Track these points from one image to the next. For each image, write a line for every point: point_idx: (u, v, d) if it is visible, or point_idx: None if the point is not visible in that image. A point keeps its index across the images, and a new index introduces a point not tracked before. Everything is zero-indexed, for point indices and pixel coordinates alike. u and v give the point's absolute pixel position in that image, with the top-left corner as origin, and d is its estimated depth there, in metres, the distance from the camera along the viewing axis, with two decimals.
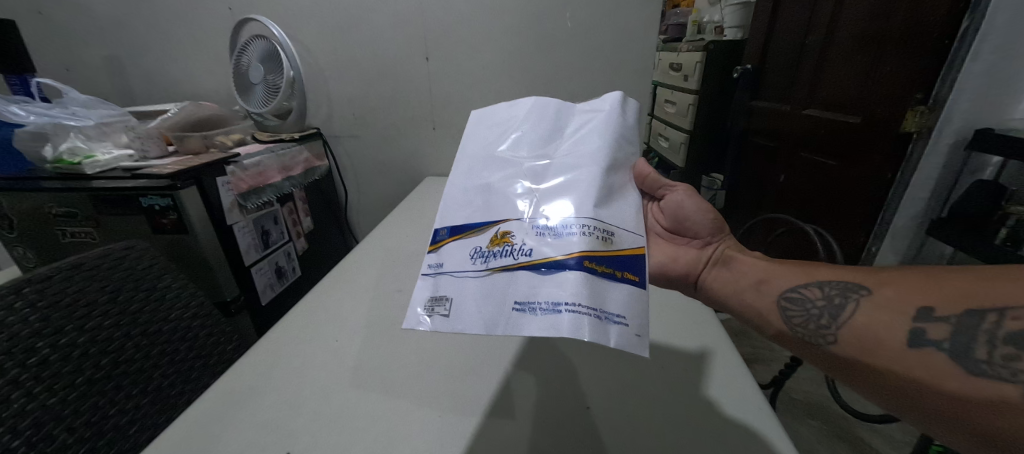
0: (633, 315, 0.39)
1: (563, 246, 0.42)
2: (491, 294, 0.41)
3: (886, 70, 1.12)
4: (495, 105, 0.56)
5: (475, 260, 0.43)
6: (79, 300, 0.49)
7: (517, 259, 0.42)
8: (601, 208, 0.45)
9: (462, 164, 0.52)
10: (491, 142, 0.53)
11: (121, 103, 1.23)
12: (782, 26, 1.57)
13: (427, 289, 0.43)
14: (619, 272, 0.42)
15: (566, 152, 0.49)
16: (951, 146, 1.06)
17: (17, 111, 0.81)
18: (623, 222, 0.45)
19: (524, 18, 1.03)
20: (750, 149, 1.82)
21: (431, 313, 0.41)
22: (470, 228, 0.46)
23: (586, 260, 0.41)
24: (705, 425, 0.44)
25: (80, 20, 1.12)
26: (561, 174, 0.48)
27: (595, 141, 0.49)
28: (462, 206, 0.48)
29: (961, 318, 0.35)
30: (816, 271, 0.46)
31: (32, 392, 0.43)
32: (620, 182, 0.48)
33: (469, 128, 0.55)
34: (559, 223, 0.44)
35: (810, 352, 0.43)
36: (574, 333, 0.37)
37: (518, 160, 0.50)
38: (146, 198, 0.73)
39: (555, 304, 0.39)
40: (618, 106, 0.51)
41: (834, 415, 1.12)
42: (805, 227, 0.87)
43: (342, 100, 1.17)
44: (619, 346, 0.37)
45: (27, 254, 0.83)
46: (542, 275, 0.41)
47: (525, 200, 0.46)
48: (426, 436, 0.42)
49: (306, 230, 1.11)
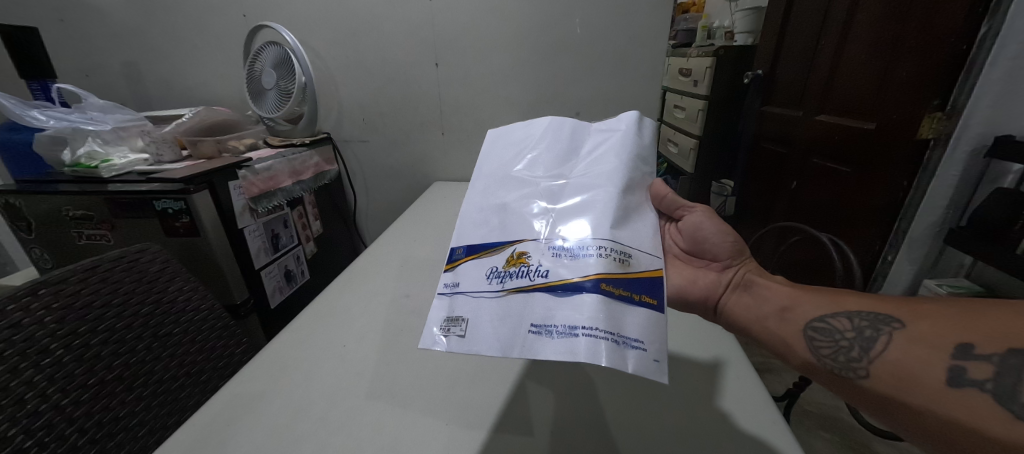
0: (651, 340, 0.39)
1: (579, 267, 0.42)
2: (508, 316, 0.41)
3: (903, 76, 1.10)
4: (510, 125, 0.56)
5: (491, 280, 0.43)
6: (93, 302, 0.50)
7: (533, 280, 0.42)
8: (618, 229, 0.45)
9: (478, 183, 0.52)
10: (507, 162, 0.52)
11: (137, 107, 1.25)
12: (795, 31, 1.55)
13: (442, 309, 0.42)
14: (637, 295, 0.41)
15: (582, 172, 0.49)
16: (970, 154, 1.01)
17: (37, 115, 0.85)
18: (640, 243, 0.45)
19: (534, 24, 1.04)
20: (761, 155, 1.80)
21: (447, 334, 0.40)
22: (485, 249, 0.45)
23: (602, 282, 0.41)
24: (719, 438, 0.43)
25: (100, 27, 1.15)
26: (578, 194, 0.47)
27: (611, 161, 0.49)
28: (477, 226, 0.48)
29: (1005, 358, 0.34)
30: (843, 299, 0.45)
31: (46, 393, 0.43)
32: (636, 202, 0.47)
33: (485, 148, 0.55)
34: (575, 244, 0.44)
35: (840, 384, 0.42)
36: (591, 358, 0.37)
37: (534, 180, 0.49)
38: (160, 201, 0.74)
39: (571, 327, 0.39)
40: (634, 126, 0.51)
41: (850, 429, 1.10)
42: (819, 237, 0.85)
43: (353, 105, 1.18)
44: (637, 372, 0.37)
45: (44, 256, 0.85)
46: (559, 297, 0.41)
47: (541, 220, 0.46)
48: (437, 441, 0.42)
49: (315, 234, 1.12)
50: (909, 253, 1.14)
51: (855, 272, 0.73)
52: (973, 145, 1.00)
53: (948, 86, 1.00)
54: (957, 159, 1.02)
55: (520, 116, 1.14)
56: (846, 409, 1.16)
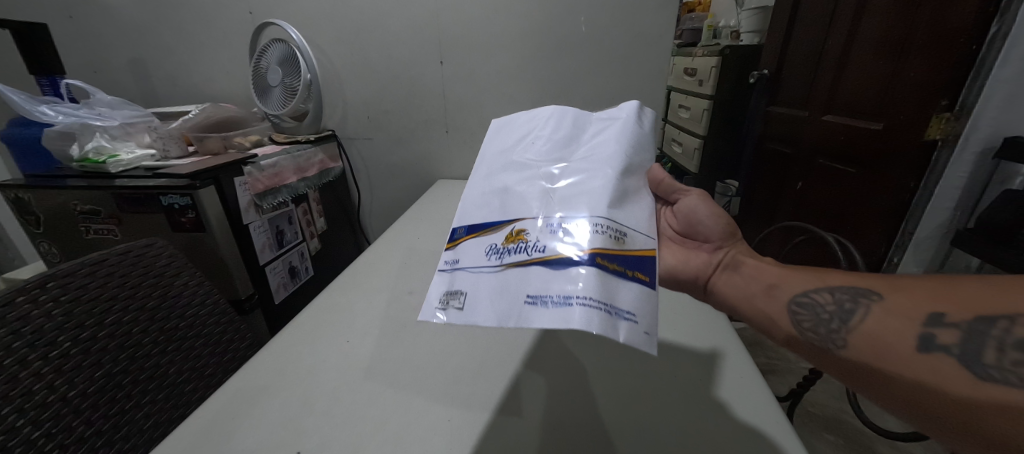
0: (642, 313, 0.39)
1: (575, 243, 0.42)
2: (504, 289, 0.41)
3: (911, 76, 1.10)
4: (514, 115, 0.57)
5: (490, 256, 0.43)
6: (99, 295, 0.50)
7: (530, 254, 0.42)
8: (615, 210, 0.44)
9: (479, 169, 0.52)
10: (508, 148, 0.53)
11: (144, 104, 1.26)
12: (801, 29, 1.54)
13: (443, 284, 0.43)
14: (630, 270, 0.41)
15: (582, 156, 0.49)
16: (977, 155, 1.03)
17: (46, 111, 0.86)
18: (636, 224, 0.44)
19: (539, 22, 1.03)
20: (765, 156, 1.78)
21: (445, 307, 0.41)
22: (487, 228, 0.46)
23: (598, 257, 0.40)
24: (726, 432, 0.42)
25: (107, 24, 1.16)
26: (577, 175, 0.47)
27: (611, 146, 0.49)
28: (479, 207, 0.48)
29: (974, 324, 0.35)
30: (825, 275, 0.45)
31: (54, 385, 0.44)
32: (634, 186, 0.47)
33: (488, 136, 0.56)
34: (573, 220, 0.43)
35: (819, 356, 0.42)
36: (583, 326, 0.36)
37: (534, 163, 0.50)
38: (167, 197, 0.75)
39: (566, 297, 0.38)
40: (635, 114, 0.51)
41: (854, 431, 1.09)
42: (826, 237, 0.84)
43: (357, 103, 1.18)
44: (628, 343, 0.36)
45: (52, 250, 0.86)
46: (555, 270, 0.40)
47: (540, 200, 0.46)
48: (439, 440, 0.42)
49: (319, 231, 1.12)
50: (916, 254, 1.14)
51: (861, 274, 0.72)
52: (982, 146, 1.02)
53: (957, 85, 1.00)
54: (966, 160, 1.04)
55: None
56: (851, 411, 1.16)
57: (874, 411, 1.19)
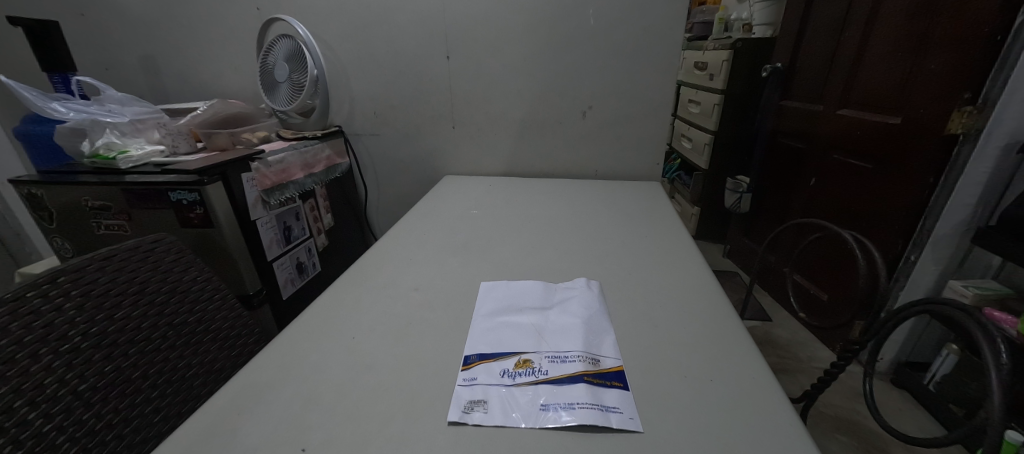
0: (628, 406, 0.44)
1: (567, 368, 0.49)
2: (518, 403, 0.44)
3: (932, 68, 1.07)
4: (499, 281, 0.66)
5: (504, 376, 0.48)
6: (110, 290, 0.51)
7: (537, 376, 0.48)
8: (590, 342, 0.52)
9: (480, 307, 0.60)
10: (501, 304, 0.60)
11: (154, 101, 1.27)
12: (816, 19, 1.49)
13: (465, 393, 0.46)
14: (608, 381, 0.47)
15: (561, 312, 0.58)
16: (1002, 149, 0.98)
17: (58, 108, 0.87)
18: (606, 348, 0.51)
19: (548, 15, 1.02)
20: (777, 150, 1.74)
21: (471, 411, 0.44)
22: (497, 355, 0.51)
23: (586, 376, 0.47)
24: (740, 431, 0.41)
25: (118, 21, 1.17)
26: (559, 322, 0.56)
27: (578, 310, 0.58)
28: (483, 338, 0.53)
29: None
30: None
31: (65, 378, 0.44)
32: (599, 322, 0.56)
33: (479, 294, 0.63)
34: (564, 351, 0.51)
35: None
36: (585, 428, 0.42)
37: (525, 317, 0.57)
38: (175, 192, 0.76)
39: (569, 403, 0.44)
40: (586, 287, 0.63)
41: (868, 431, 1.10)
42: (843, 234, 0.81)
43: (363, 98, 1.17)
44: (619, 426, 0.41)
45: (65, 246, 0.87)
46: (557, 386, 0.46)
47: (535, 340, 0.53)
48: (443, 438, 0.41)
49: (326, 227, 1.13)
50: (934, 252, 1.11)
51: (879, 270, 0.69)
52: (1005, 141, 0.97)
53: (981, 78, 0.97)
54: (989, 155, 0.99)
55: (530, 111, 1.13)
56: (864, 411, 1.16)
57: (888, 411, 1.17)
